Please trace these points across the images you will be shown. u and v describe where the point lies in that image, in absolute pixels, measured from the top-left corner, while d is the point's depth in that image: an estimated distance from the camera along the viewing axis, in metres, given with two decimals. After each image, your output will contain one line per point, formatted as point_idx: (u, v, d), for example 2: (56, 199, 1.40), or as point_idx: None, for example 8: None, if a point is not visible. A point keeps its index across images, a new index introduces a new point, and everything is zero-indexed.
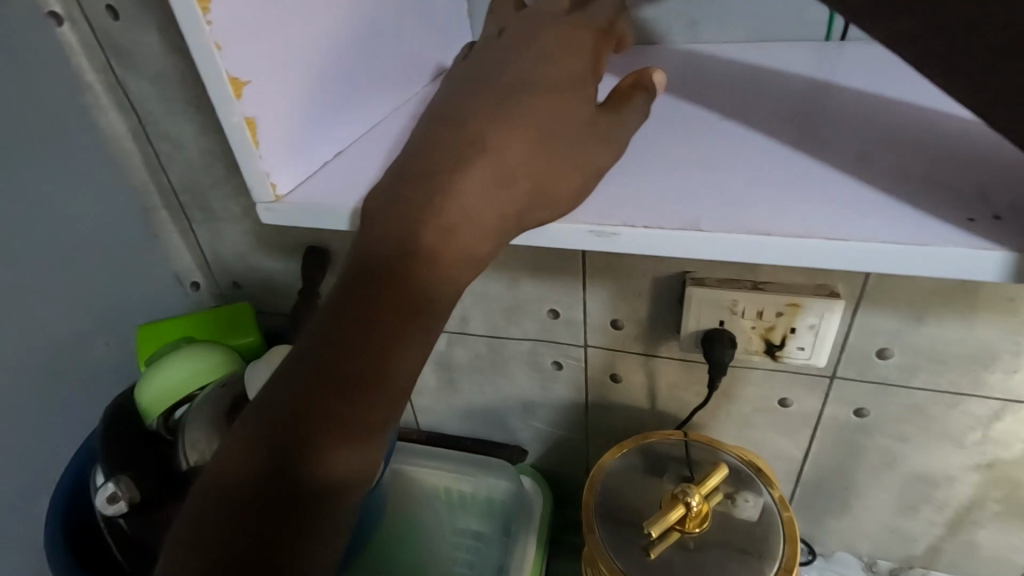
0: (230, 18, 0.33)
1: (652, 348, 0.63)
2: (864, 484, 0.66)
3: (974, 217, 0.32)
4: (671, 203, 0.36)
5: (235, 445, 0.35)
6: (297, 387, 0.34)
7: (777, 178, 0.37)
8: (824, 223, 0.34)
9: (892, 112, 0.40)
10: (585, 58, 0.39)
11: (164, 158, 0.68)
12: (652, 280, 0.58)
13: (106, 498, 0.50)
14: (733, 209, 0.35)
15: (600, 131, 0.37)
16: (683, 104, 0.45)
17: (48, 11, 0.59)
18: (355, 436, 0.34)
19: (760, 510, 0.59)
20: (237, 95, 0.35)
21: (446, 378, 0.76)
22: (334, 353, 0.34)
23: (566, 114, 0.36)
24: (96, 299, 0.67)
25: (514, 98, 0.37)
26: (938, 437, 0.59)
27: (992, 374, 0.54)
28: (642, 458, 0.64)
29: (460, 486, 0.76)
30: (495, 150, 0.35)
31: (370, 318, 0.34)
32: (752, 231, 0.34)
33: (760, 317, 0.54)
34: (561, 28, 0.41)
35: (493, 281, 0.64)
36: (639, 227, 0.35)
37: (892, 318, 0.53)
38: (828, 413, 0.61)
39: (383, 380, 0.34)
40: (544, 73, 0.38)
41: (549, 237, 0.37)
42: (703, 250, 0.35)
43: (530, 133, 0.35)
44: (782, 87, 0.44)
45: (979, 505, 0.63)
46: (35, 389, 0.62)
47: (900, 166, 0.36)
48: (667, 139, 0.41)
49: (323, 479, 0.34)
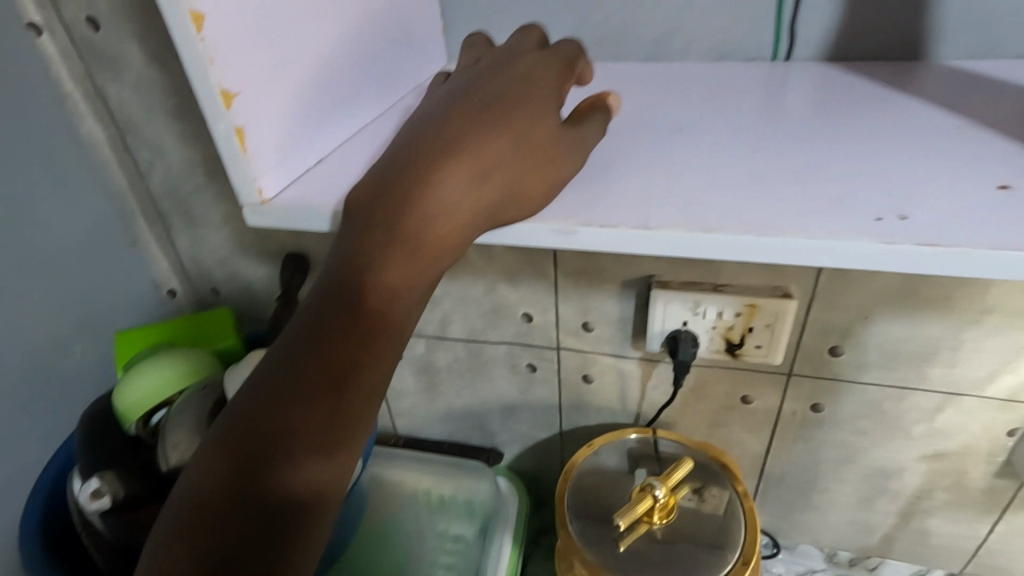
0: (221, 35, 0.35)
1: (622, 350, 0.66)
2: (823, 477, 0.69)
3: (881, 217, 0.34)
4: (629, 203, 0.38)
5: (208, 452, 0.35)
6: (273, 392, 0.35)
7: (731, 176, 0.39)
8: (774, 221, 0.35)
9: (832, 121, 0.44)
10: (547, 82, 0.41)
11: (143, 166, 0.69)
12: (621, 284, 0.61)
13: (90, 493, 0.52)
14: (681, 206, 0.37)
15: (566, 145, 0.40)
16: (646, 114, 0.48)
17: (28, 21, 0.60)
18: (326, 447, 0.35)
19: (723, 504, 0.62)
20: (227, 105, 0.37)
21: (425, 381, 0.77)
22: (309, 357, 0.36)
23: (536, 128, 0.39)
24: (74, 305, 0.67)
25: (486, 113, 0.39)
26: (889, 430, 0.63)
27: (935, 368, 0.58)
28: (614, 456, 0.67)
29: (441, 487, 0.78)
30: (466, 159, 0.37)
31: (347, 323, 0.36)
32: (697, 228, 0.36)
33: (720, 317, 0.58)
34: (534, 56, 0.44)
35: (470, 286, 0.66)
36: (594, 225, 0.37)
37: (842, 317, 0.57)
38: (788, 409, 0.65)
39: (352, 400, 0.36)
40: (515, 92, 0.40)
41: (514, 234, 0.39)
42: (654, 247, 0.36)
43: (493, 158, 0.37)
44: (739, 102, 0.48)
45: (928, 494, 0.67)
46: (11, 397, 0.62)
47: (845, 166, 0.39)
48: (623, 145, 0.44)
49: (296, 482, 0.34)
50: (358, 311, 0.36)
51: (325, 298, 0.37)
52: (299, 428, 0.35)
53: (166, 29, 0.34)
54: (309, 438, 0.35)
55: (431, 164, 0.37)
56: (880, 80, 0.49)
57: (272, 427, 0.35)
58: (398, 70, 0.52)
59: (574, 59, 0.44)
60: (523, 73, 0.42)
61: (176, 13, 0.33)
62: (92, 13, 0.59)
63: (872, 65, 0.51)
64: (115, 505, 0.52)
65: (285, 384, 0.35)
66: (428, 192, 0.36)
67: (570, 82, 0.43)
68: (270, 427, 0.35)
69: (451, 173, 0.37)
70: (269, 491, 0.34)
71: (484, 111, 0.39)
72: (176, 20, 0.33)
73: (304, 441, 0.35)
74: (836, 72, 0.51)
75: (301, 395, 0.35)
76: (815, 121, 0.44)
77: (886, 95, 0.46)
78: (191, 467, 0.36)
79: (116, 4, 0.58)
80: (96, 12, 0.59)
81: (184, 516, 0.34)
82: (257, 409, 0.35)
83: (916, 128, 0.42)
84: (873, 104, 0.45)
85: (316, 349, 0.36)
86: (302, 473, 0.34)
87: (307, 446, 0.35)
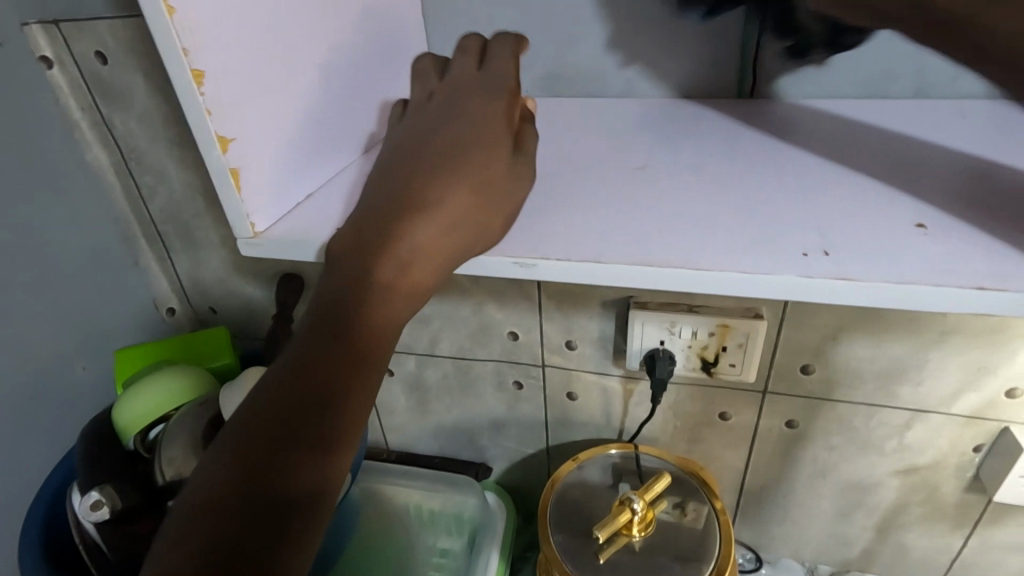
0: (219, 87, 0.38)
1: (604, 368, 0.69)
2: (802, 491, 0.71)
3: (807, 252, 0.38)
4: (592, 237, 0.42)
5: (217, 461, 0.37)
6: (280, 404, 0.37)
7: (691, 212, 0.43)
8: (717, 254, 0.39)
9: (786, 159, 0.47)
10: (503, 109, 0.45)
11: (145, 191, 0.72)
12: (602, 304, 0.64)
13: (90, 505, 0.53)
14: (628, 243, 0.41)
15: (521, 171, 0.45)
16: (618, 149, 0.51)
17: (40, 55, 0.64)
18: (328, 453, 0.37)
19: (701, 519, 0.64)
20: (224, 149, 0.40)
21: (415, 398, 0.80)
22: (311, 371, 0.38)
23: (500, 161, 0.43)
24: (78, 324, 0.70)
25: (459, 148, 0.43)
26: (862, 446, 0.65)
27: (902, 387, 0.60)
28: (597, 471, 0.69)
29: (429, 502, 0.80)
30: (451, 192, 0.41)
31: (348, 336, 0.39)
32: (646, 263, 0.39)
33: (694, 337, 0.60)
34: (484, 83, 0.47)
35: (458, 306, 0.69)
36: (553, 258, 0.40)
37: (811, 337, 0.59)
38: (764, 426, 0.67)
39: (359, 407, 0.39)
40: (479, 125, 0.44)
41: (480, 266, 0.43)
42: (608, 279, 0.40)
43: (479, 189, 0.42)
44: (706, 138, 0.51)
45: (903, 508, 0.69)
46: (15, 413, 0.64)
47: (793, 202, 0.43)
48: (597, 181, 0.47)
49: (306, 485, 0.36)
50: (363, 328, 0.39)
51: (325, 315, 0.40)
52: (306, 436, 0.37)
53: (168, 81, 0.37)
54: (316, 444, 0.37)
55: (430, 197, 0.41)
56: (834, 116, 0.52)
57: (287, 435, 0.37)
58: (384, 108, 0.55)
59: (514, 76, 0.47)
60: (485, 100, 0.45)
61: (178, 69, 0.36)
62: (101, 48, 0.63)
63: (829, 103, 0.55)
64: (113, 516, 0.54)
65: (291, 396, 0.38)
66: (417, 222, 0.40)
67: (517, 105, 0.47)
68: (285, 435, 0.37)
69: (440, 204, 0.40)
70: (281, 494, 0.36)
71: (465, 144, 0.43)
72: (178, 75, 0.37)
73: (312, 446, 0.37)
74: (797, 108, 0.54)
75: (307, 407, 0.38)
76: (769, 158, 0.48)
77: (841, 132, 0.50)
78: (197, 478, 0.37)
79: (124, 41, 0.62)
80: (105, 47, 0.63)
81: (197, 524, 0.34)
82: (269, 419, 0.37)
83: (864, 163, 0.46)
84: (826, 141, 0.49)
85: (318, 364, 0.38)
86: (310, 477, 0.36)
87: (314, 452, 0.37)
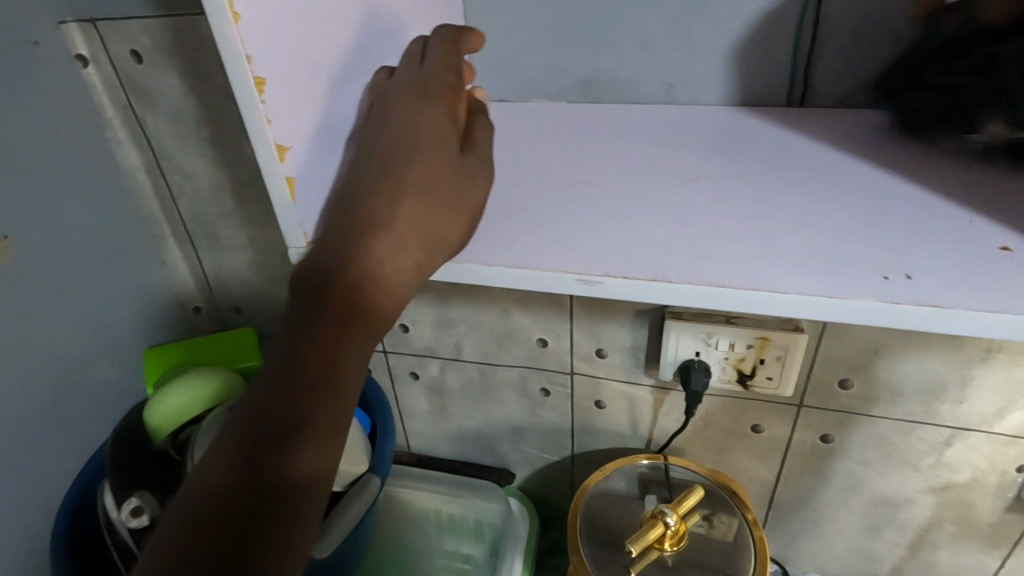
0: (278, 94, 0.38)
1: (634, 377, 0.67)
2: (832, 506, 0.70)
3: (887, 276, 0.39)
4: (653, 255, 0.43)
5: (211, 463, 0.38)
6: (262, 405, 0.39)
7: (734, 234, 0.44)
8: (777, 278, 0.40)
9: (827, 180, 0.48)
10: (450, 101, 0.46)
11: (175, 190, 0.72)
12: (635, 313, 0.62)
13: (130, 512, 0.53)
14: (689, 262, 0.42)
15: (479, 164, 0.46)
16: (660, 165, 0.52)
17: (75, 53, 0.64)
18: (312, 446, 0.39)
19: (734, 531, 0.63)
20: (281, 158, 0.39)
21: (438, 402, 0.79)
22: (287, 373, 0.39)
23: (450, 160, 0.44)
24: (106, 322, 0.69)
25: (411, 150, 0.43)
26: (898, 462, 0.64)
27: (942, 404, 0.59)
28: (624, 481, 0.68)
29: (449, 507, 0.79)
30: (409, 195, 0.42)
31: (316, 337, 0.39)
32: (710, 283, 0.40)
33: (731, 348, 0.59)
34: (422, 78, 0.46)
35: (485, 312, 0.68)
36: (620, 277, 0.41)
37: (851, 352, 0.58)
38: (797, 439, 0.66)
39: (348, 393, 0.41)
40: (425, 125, 0.44)
41: (540, 282, 0.43)
42: (681, 299, 0.41)
43: (435, 189, 0.43)
44: (751, 157, 0.51)
45: (936, 526, 0.67)
46: (43, 411, 0.64)
47: (840, 225, 0.43)
48: (637, 201, 0.48)
49: (297, 478, 0.38)
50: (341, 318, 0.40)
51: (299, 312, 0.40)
52: (288, 433, 0.38)
53: (229, 90, 0.37)
54: (299, 439, 0.38)
55: (401, 195, 0.42)
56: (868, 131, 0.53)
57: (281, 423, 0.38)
58: None
59: (456, 68, 0.48)
60: (435, 94, 0.45)
61: (240, 76, 0.36)
62: (135, 47, 0.63)
63: (865, 115, 0.55)
64: (152, 524, 0.54)
65: (270, 397, 0.39)
66: (381, 226, 0.41)
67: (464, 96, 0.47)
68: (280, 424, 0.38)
69: (401, 208, 0.41)
70: (272, 487, 0.37)
71: (426, 140, 0.44)
72: (240, 84, 0.36)
73: (295, 443, 0.38)
74: (831, 122, 0.55)
75: (286, 407, 0.38)
76: (806, 177, 0.49)
77: (878, 154, 0.50)
78: (192, 478, 0.38)
79: (160, 40, 0.62)
80: (139, 46, 0.62)
81: (194, 521, 0.36)
82: (262, 412, 0.38)
83: (904, 185, 0.47)
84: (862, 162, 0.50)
85: (292, 365, 0.39)
86: (298, 470, 0.38)
87: (298, 447, 0.38)
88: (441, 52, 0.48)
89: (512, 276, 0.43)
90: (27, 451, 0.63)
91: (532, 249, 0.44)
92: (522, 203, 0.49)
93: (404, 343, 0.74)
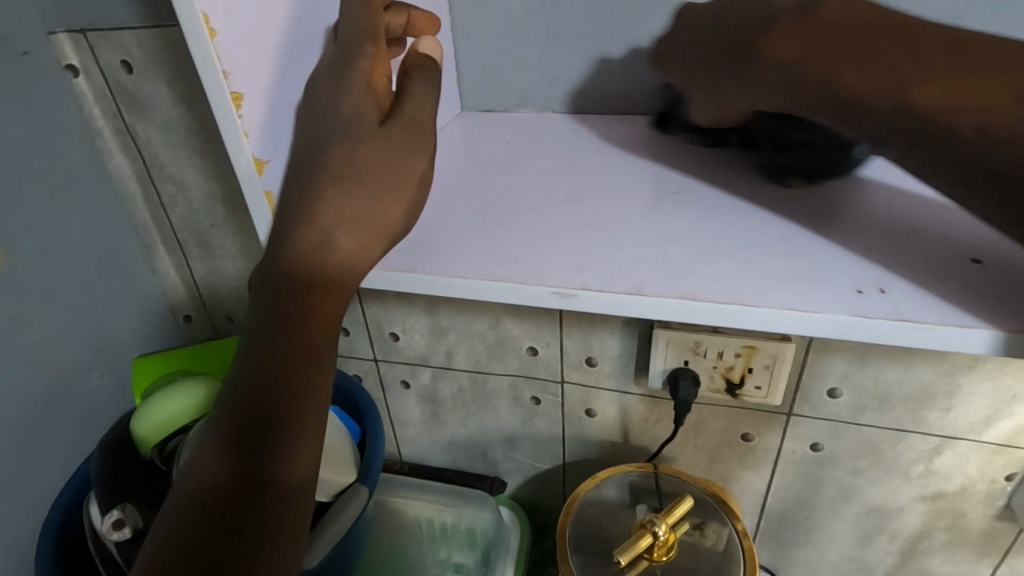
0: (256, 112, 0.41)
1: (625, 386, 0.68)
2: (823, 515, 0.70)
3: (861, 289, 0.40)
4: (636, 268, 0.43)
5: (203, 460, 0.41)
6: (242, 407, 0.41)
7: (720, 247, 0.44)
8: (760, 292, 0.40)
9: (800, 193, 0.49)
10: (369, 78, 0.42)
11: (167, 199, 0.72)
12: (625, 321, 0.62)
13: (112, 524, 0.53)
14: (670, 275, 0.42)
15: (404, 142, 0.42)
16: (644, 176, 0.52)
17: (66, 64, 0.64)
18: (294, 437, 0.41)
19: (724, 541, 0.63)
20: (259, 171, 0.42)
21: (430, 411, 0.79)
22: (255, 377, 0.41)
23: (384, 142, 0.42)
24: (97, 332, 0.69)
25: (342, 142, 0.41)
26: (887, 471, 0.64)
27: (931, 412, 0.59)
28: (615, 489, 0.68)
29: (443, 515, 0.78)
30: (342, 189, 0.40)
31: (275, 342, 0.41)
32: (687, 295, 0.40)
33: (720, 357, 0.59)
34: (347, 55, 0.43)
35: (476, 321, 0.68)
36: (595, 290, 0.42)
37: (839, 361, 0.58)
38: (787, 448, 0.66)
39: (316, 385, 0.42)
40: (354, 108, 0.42)
41: (518, 295, 0.43)
42: (657, 311, 0.41)
43: (378, 178, 0.41)
44: (736, 170, 0.52)
45: (927, 535, 0.67)
46: (32, 421, 0.64)
47: (818, 240, 0.44)
48: (627, 210, 0.48)
49: (287, 463, 0.41)
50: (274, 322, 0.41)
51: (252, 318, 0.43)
52: (268, 428, 0.41)
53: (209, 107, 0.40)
54: (278, 434, 0.41)
55: (324, 193, 0.40)
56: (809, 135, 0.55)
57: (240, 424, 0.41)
58: None
59: (368, 38, 0.43)
60: (345, 76, 0.42)
61: (218, 92, 0.39)
62: (126, 57, 0.63)
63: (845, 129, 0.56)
64: (135, 536, 0.53)
65: (246, 400, 0.41)
66: (320, 227, 0.40)
67: (384, 67, 0.43)
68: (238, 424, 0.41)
69: (336, 202, 0.40)
70: (259, 478, 0.40)
71: (344, 133, 0.41)
72: (219, 102, 0.39)
73: (276, 437, 0.41)
74: None
75: (260, 406, 0.41)
76: (776, 189, 0.50)
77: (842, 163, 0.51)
78: (183, 477, 0.41)
79: (151, 50, 0.62)
80: (130, 56, 0.63)
81: (190, 516, 0.39)
82: (224, 415, 0.41)
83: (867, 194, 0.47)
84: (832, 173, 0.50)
85: (258, 369, 0.41)
86: (285, 456, 0.41)
87: (281, 440, 0.41)
88: (351, 17, 0.44)
89: (490, 288, 0.44)
90: (14, 462, 0.62)
91: (512, 261, 0.45)
92: (509, 210, 0.50)
93: (395, 351, 0.74)
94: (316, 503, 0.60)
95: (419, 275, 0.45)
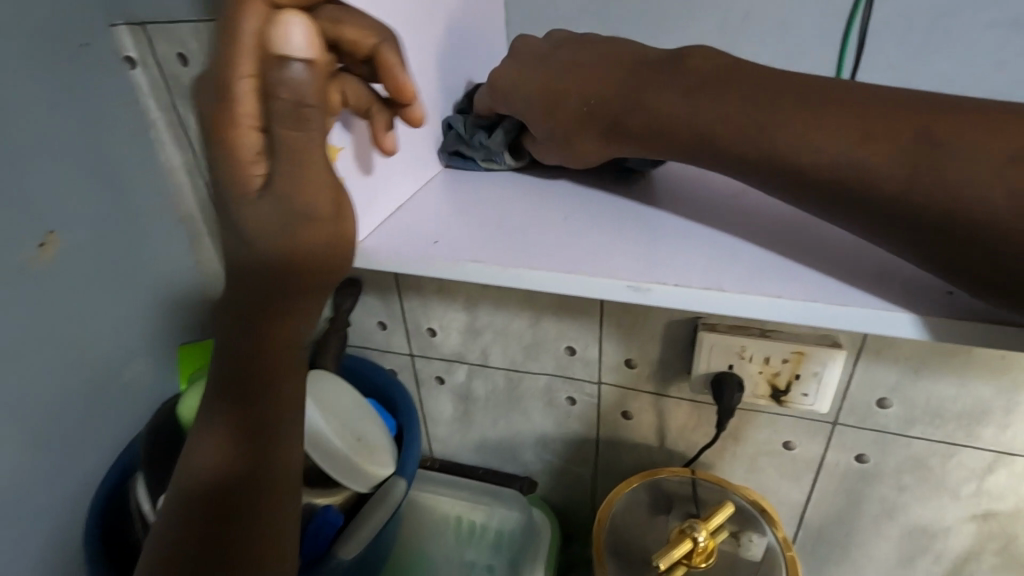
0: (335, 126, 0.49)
1: (663, 389, 0.67)
2: (865, 532, 0.68)
3: (950, 290, 0.44)
4: (698, 271, 0.47)
5: (187, 473, 0.45)
6: (222, 431, 0.45)
7: (774, 255, 0.49)
8: (836, 293, 0.44)
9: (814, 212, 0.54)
10: (238, 127, 0.37)
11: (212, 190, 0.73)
12: (665, 323, 0.62)
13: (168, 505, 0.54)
14: (742, 278, 0.46)
15: (291, 190, 0.38)
16: (686, 198, 0.57)
17: (125, 55, 0.66)
18: (270, 458, 0.45)
19: (764, 549, 0.61)
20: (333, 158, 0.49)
21: (462, 408, 0.79)
22: (230, 407, 0.45)
23: (289, 184, 0.38)
24: (142, 318, 0.71)
25: (251, 185, 0.39)
26: (936, 488, 0.62)
27: (986, 428, 0.57)
28: (649, 494, 0.67)
29: (473, 515, 0.79)
30: (257, 229, 0.40)
31: (245, 381, 0.45)
32: (759, 293, 0.44)
33: (766, 362, 0.58)
34: (240, 92, 0.36)
35: (514, 319, 0.68)
36: (670, 284, 0.45)
37: (890, 371, 0.56)
38: (831, 459, 0.64)
39: (286, 415, 0.46)
40: (246, 158, 0.38)
41: (602, 289, 0.47)
42: (727, 304, 0.45)
43: (292, 219, 0.39)
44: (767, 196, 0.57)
45: (975, 556, 0.65)
46: (79, 404, 0.65)
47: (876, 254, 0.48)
48: (675, 222, 0.53)
49: (267, 478, 0.45)
50: (240, 389, 0.45)
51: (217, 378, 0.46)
52: (245, 452, 0.45)
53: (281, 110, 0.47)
54: (252, 457, 0.45)
55: (250, 238, 0.40)
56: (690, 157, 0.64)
57: (223, 485, 0.44)
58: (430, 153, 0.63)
59: (238, 76, 0.35)
60: (226, 143, 0.38)
61: None
62: (182, 50, 0.63)
63: None
64: None
65: (225, 425, 0.45)
66: (247, 272, 0.41)
67: (255, 112, 0.37)
68: (217, 483, 0.44)
69: (257, 241, 0.40)
70: (239, 490, 0.44)
71: (241, 182, 0.39)
72: None
73: (254, 458, 0.45)
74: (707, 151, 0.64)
75: (238, 432, 0.45)
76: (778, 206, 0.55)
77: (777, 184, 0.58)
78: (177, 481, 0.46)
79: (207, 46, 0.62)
80: (185, 49, 0.63)
81: (181, 523, 0.43)
82: (208, 438, 0.45)
83: None
84: None
85: (233, 403, 0.45)
86: (267, 473, 0.45)
87: (258, 461, 0.45)
88: (220, 57, 0.35)
89: (576, 283, 0.47)
90: (55, 446, 0.63)
91: (588, 259, 0.49)
92: (567, 211, 0.56)
93: (431, 347, 0.74)
94: (356, 493, 0.61)
95: (539, 273, 0.48)
